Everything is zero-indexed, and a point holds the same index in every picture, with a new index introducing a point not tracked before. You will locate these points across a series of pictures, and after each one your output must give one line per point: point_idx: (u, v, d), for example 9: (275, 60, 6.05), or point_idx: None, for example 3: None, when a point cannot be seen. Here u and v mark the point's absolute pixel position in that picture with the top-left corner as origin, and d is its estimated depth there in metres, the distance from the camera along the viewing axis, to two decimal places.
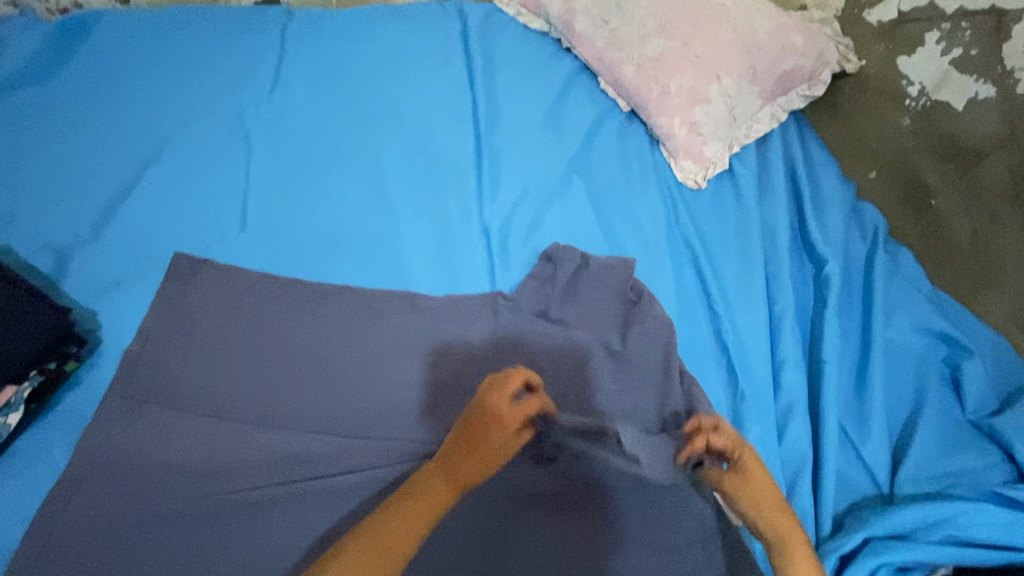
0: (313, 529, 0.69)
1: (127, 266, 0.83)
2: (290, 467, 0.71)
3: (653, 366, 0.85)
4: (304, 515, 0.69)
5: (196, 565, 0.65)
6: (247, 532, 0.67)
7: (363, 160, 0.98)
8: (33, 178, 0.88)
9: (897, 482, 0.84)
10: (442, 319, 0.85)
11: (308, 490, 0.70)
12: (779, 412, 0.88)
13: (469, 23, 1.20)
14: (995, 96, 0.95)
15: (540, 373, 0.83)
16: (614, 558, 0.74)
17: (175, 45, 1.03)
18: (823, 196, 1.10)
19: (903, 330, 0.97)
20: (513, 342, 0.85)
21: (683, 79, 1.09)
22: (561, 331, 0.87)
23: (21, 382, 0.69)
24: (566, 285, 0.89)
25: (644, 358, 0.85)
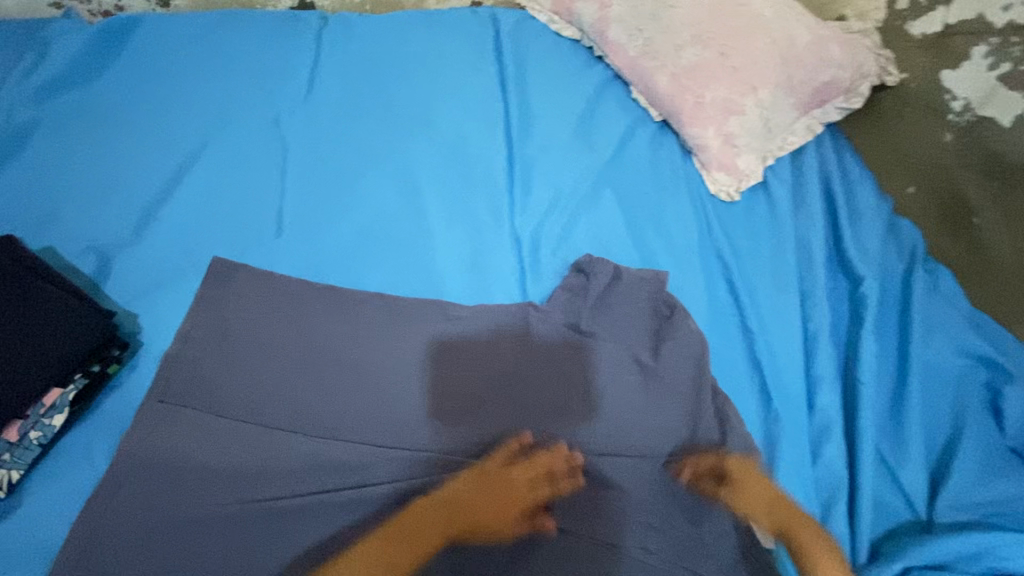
0: (346, 539, 0.69)
1: (167, 268, 0.84)
2: (326, 475, 0.72)
3: (683, 382, 0.84)
4: (337, 525, 0.69)
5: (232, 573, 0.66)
6: (281, 541, 0.68)
7: (398, 168, 0.99)
8: (77, 181, 0.89)
9: (935, 508, 0.82)
10: (472, 329, 0.85)
11: (344, 500, 0.70)
12: (812, 433, 0.87)
13: (501, 29, 1.19)
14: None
15: (572, 384, 0.82)
16: None
17: (214, 49, 1.04)
18: (859, 210, 1.08)
19: (942, 352, 0.94)
20: (546, 351, 0.84)
21: (718, 89, 1.08)
22: (590, 344, 0.85)
23: (67, 384, 0.71)
24: (599, 297, 0.89)
25: (674, 374, 0.84)
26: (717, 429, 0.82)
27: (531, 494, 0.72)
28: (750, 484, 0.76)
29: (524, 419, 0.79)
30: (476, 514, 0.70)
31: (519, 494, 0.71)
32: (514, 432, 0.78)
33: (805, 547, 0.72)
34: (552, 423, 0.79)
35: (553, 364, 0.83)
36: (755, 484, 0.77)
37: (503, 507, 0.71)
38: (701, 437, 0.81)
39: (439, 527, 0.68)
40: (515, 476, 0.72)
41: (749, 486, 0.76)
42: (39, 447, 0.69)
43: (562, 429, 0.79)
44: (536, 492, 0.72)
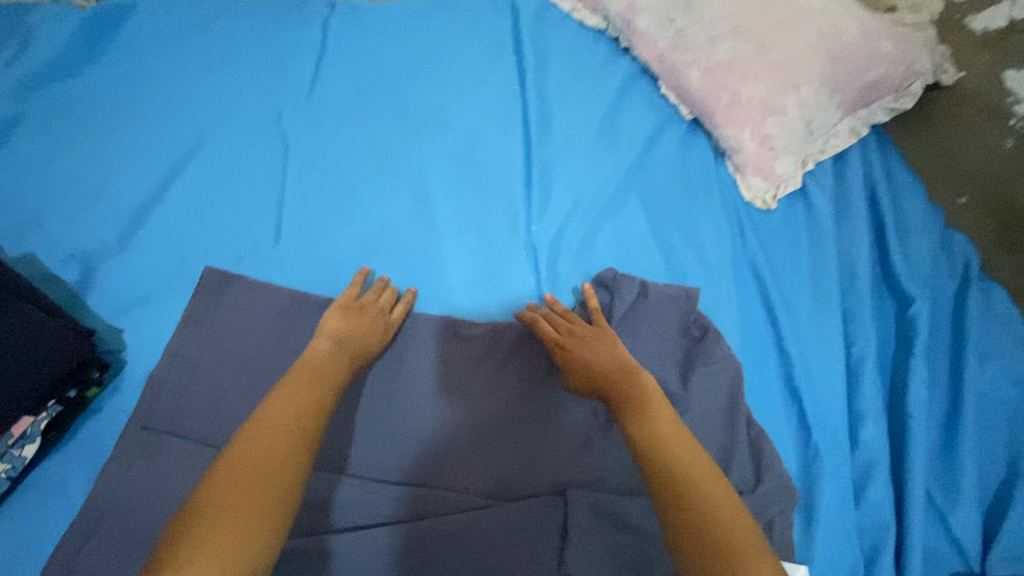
0: None
1: (155, 278, 0.78)
2: (343, 513, 0.69)
3: (710, 415, 0.77)
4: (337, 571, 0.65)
5: None
6: None
7: (407, 168, 0.91)
8: (60, 179, 0.83)
9: (991, 560, 0.74)
10: (472, 338, 0.81)
11: (363, 541, 0.66)
12: (855, 472, 0.79)
13: (521, 17, 1.11)
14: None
15: (588, 409, 0.76)
16: None
17: (211, 36, 0.97)
18: (907, 223, 0.99)
19: (995, 382, 0.86)
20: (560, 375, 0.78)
21: (756, 87, 0.99)
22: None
23: (39, 412, 0.64)
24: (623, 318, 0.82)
25: (701, 409, 0.78)
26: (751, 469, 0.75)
27: (382, 325, 0.77)
28: (588, 348, 0.74)
29: (535, 457, 0.73)
30: (356, 344, 0.74)
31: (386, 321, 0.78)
32: (524, 469, 0.73)
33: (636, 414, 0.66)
34: (566, 460, 0.73)
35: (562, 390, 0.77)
36: (601, 348, 0.74)
37: (376, 327, 0.77)
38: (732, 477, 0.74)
39: (337, 364, 0.70)
40: (365, 308, 0.77)
41: (587, 353, 0.74)
42: (8, 480, 0.63)
43: (578, 466, 0.73)
44: (387, 319, 0.78)
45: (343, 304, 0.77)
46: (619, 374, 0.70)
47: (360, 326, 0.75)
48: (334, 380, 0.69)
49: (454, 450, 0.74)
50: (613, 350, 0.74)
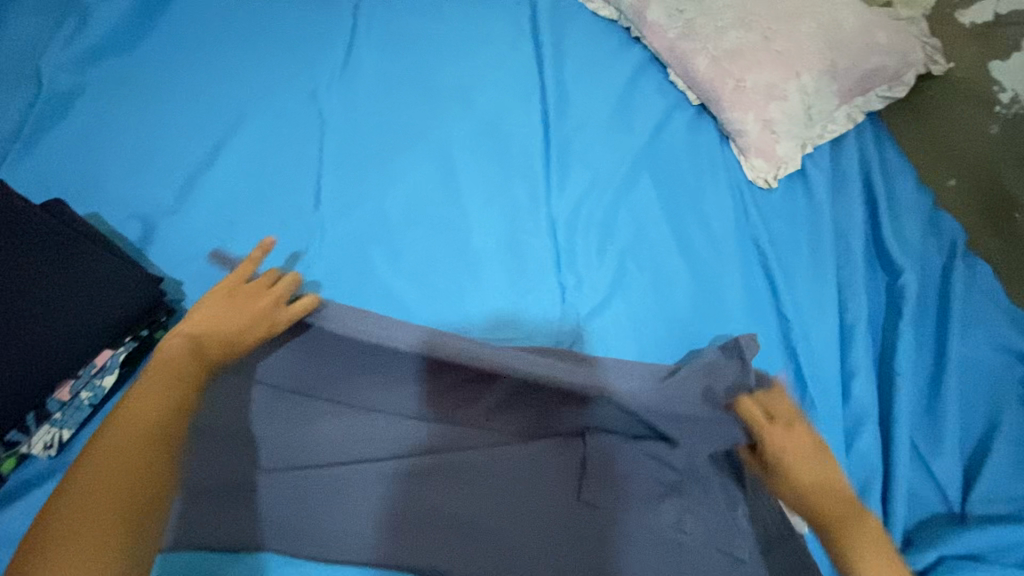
0: (347, 512, 0.71)
1: (207, 237, 0.85)
2: (331, 448, 0.75)
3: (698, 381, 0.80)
4: (341, 498, 0.71)
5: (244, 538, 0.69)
6: (288, 506, 0.71)
7: (436, 143, 0.98)
8: (117, 147, 0.89)
9: (969, 501, 0.81)
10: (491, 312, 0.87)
11: (293, 478, 0.72)
12: (848, 423, 0.86)
13: (539, 5, 1.17)
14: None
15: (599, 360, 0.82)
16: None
17: (253, 19, 1.04)
18: (899, 202, 1.06)
19: (977, 346, 0.93)
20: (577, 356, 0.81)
21: (760, 74, 1.06)
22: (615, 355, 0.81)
23: (117, 347, 0.70)
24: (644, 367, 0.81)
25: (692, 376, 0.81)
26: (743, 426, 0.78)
27: (266, 320, 0.76)
28: (795, 464, 0.70)
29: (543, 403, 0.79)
30: (228, 338, 0.73)
31: (260, 307, 0.76)
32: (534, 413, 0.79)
33: (851, 547, 0.63)
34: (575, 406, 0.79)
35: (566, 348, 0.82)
36: (805, 462, 0.70)
37: (246, 318, 0.75)
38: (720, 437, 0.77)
39: (194, 361, 0.69)
40: (244, 299, 0.76)
41: (795, 468, 0.69)
42: (90, 407, 0.69)
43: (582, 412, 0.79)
44: (255, 311, 0.76)
45: (224, 293, 0.77)
46: (833, 500, 0.67)
47: (229, 323, 0.74)
48: (190, 376, 0.68)
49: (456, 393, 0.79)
50: (831, 473, 0.69)
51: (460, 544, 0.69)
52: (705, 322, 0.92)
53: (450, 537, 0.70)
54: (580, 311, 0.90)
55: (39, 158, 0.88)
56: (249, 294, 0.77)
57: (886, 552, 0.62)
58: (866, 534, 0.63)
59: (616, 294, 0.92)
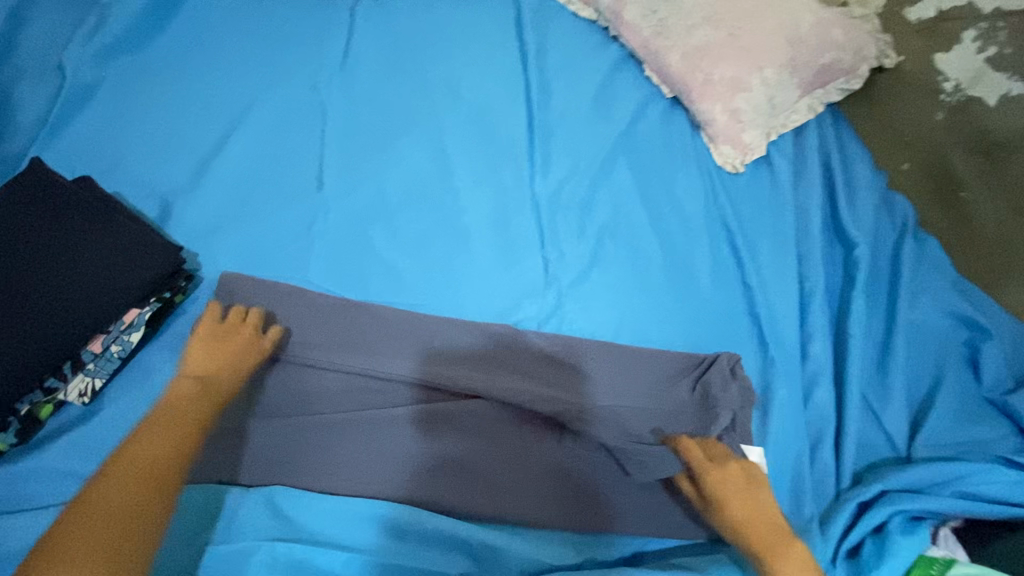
0: (338, 458, 0.77)
1: (220, 215, 0.93)
2: (338, 400, 0.81)
3: (662, 375, 0.89)
4: (335, 446, 0.78)
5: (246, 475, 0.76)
6: (284, 451, 0.77)
7: (429, 132, 1.07)
8: (135, 133, 0.98)
9: (914, 446, 0.89)
10: (481, 290, 0.94)
11: (289, 426, 0.78)
12: (805, 379, 0.95)
13: (523, 8, 1.26)
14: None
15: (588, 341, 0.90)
16: (614, 525, 0.78)
17: (258, 20, 1.12)
18: (855, 183, 1.15)
19: (925, 312, 1.01)
20: (566, 341, 0.89)
21: (726, 68, 1.15)
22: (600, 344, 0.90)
23: (143, 305, 0.80)
24: (623, 353, 0.89)
25: (660, 361, 0.90)
26: (709, 412, 0.86)
27: (252, 353, 0.80)
28: (730, 499, 0.74)
29: (530, 370, 0.86)
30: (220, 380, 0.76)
31: (245, 346, 0.80)
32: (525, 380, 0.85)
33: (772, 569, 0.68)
34: (560, 376, 0.86)
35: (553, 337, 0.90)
36: (738, 495, 0.75)
37: (228, 357, 0.78)
38: (684, 417, 0.86)
39: (200, 402, 0.73)
40: (228, 343, 0.79)
41: (729, 502, 0.74)
42: (119, 359, 0.78)
43: (569, 382, 0.86)
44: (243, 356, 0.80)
45: (209, 334, 0.80)
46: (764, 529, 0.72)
47: (222, 367, 0.77)
48: (194, 416, 0.72)
49: (450, 358, 0.85)
50: (764, 501, 0.74)
51: (460, 484, 0.77)
52: (676, 291, 1.00)
53: (452, 477, 0.78)
54: (563, 281, 0.98)
55: (66, 144, 0.96)
56: (235, 332, 0.81)
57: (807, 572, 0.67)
58: (791, 559, 0.68)
59: (596, 267, 1.00)
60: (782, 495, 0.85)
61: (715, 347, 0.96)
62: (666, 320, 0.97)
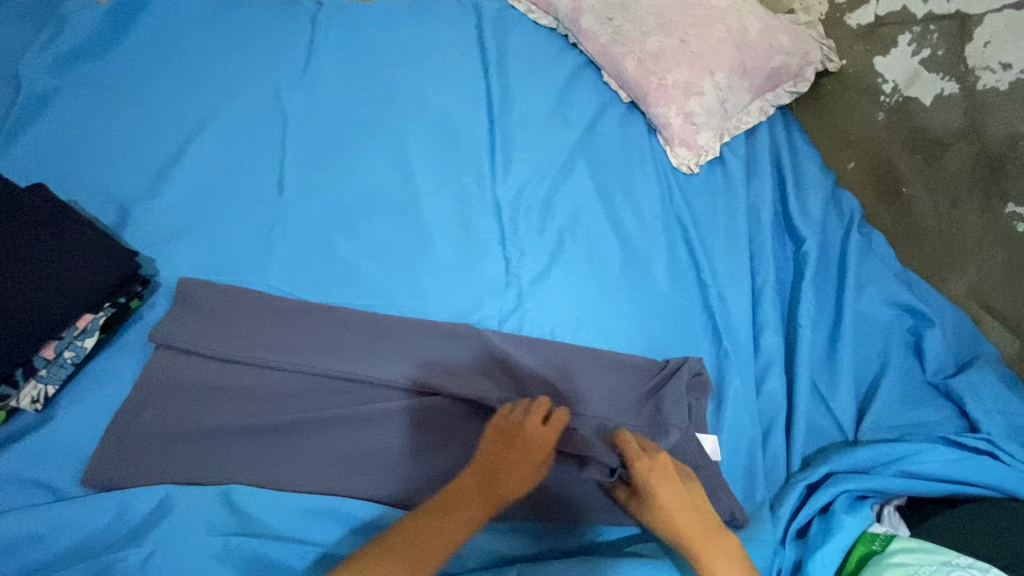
0: (304, 458, 0.76)
1: (179, 221, 0.94)
2: (303, 401, 0.79)
3: (627, 374, 0.90)
4: (301, 447, 0.77)
5: (206, 478, 0.74)
6: (249, 453, 0.75)
7: (392, 138, 1.08)
8: (90, 142, 0.98)
9: (860, 429, 0.93)
10: (446, 292, 0.96)
11: (253, 427, 0.76)
12: (758, 369, 0.98)
13: (484, 18, 1.29)
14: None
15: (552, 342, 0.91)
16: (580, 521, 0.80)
17: (219, 30, 1.13)
18: (805, 181, 1.19)
19: (872, 303, 1.05)
20: (529, 343, 0.90)
21: (679, 73, 1.17)
22: (565, 348, 0.91)
23: (98, 311, 0.80)
24: (588, 354, 0.91)
25: (624, 361, 0.91)
26: (659, 425, 0.86)
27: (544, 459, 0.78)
28: (662, 489, 0.76)
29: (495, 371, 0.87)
30: (503, 488, 0.75)
31: (547, 446, 0.77)
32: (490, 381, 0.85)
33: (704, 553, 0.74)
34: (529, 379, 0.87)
35: (518, 338, 0.90)
36: (671, 488, 0.77)
37: (531, 460, 0.77)
38: (642, 420, 0.87)
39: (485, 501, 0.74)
40: (523, 448, 0.76)
41: (663, 494, 0.76)
42: (72, 365, 0.79)
43: (538, 383, 0.87)
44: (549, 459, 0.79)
45: (499, 430, 0.78)
46: (695, 521, 0.76)
47: (508, 475, 0.75)
48: (472, 518, 0.73)
49: (415, 360, 0.84)
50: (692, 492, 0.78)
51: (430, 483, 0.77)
52: (634, 287, 1.03)
53: (421, 472, 0.78)
54: (523, 279, 1.00)
55: (20, 153, 0.96)
56: (519, 433, 0.77)
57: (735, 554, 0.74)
58: (721, 547, 0.74)
59: (556, 265, 1.02)
60: (734, 480, 0.88)
61: (671, 341, 0.99)
62: (625, 315, 1.00)
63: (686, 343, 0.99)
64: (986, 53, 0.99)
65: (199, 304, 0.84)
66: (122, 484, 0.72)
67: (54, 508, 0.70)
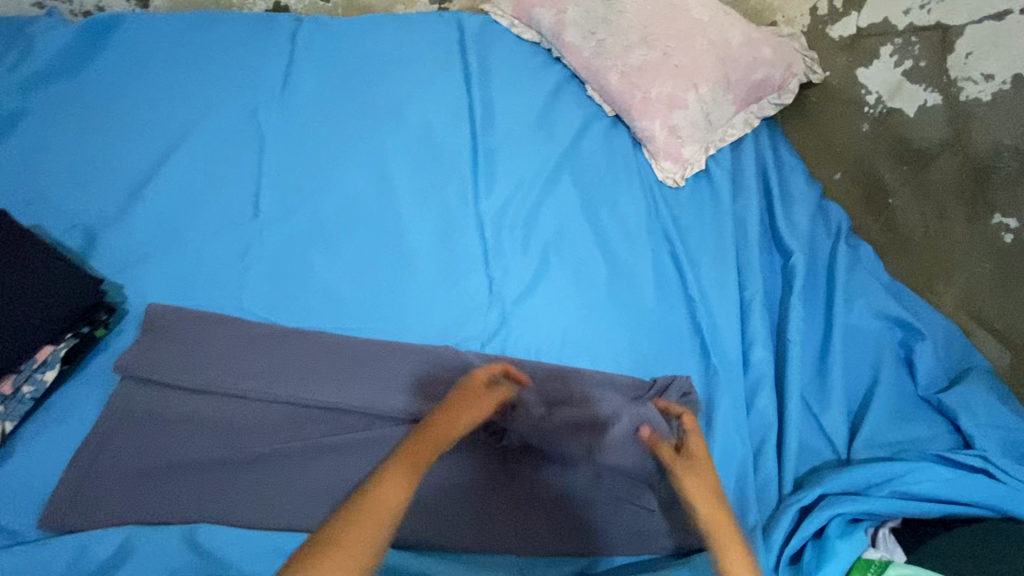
0: (276, 492, 0.73)
1: (149, 244, 0.91)
2: (274, 432, 0.77)
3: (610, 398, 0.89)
4: (272, 481, 0.73)
5: (172, 517, 0.70)
6: (217, 489, 0.72)
7: (371, 156, 1.06)
8: (57, 164, 0.95)
9: (853, 447, 0.91)
10: (428, 314, 0.93)
11: (221, 460, 0.73)
12: (748, 386, 0.96)
13: (466, 32, 1.28)
14: (1007, 88, 0.94)
15: (532, 367, 0.90)
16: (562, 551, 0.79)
17: (192, 48, 1.11)
18: (791, 192, 1.18)
19: (862, 315, 1.04)
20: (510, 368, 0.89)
21: (663, 86, 1.16)
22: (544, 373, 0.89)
23: (59, 341, 0.78)
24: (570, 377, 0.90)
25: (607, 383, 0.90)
26: None
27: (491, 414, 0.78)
28: (704, 463, 0.76)
29: None
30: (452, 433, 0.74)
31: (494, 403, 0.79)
32: None
33: (721, 547, 0.67)
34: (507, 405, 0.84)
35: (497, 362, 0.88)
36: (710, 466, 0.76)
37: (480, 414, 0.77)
38: None
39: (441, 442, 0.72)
40: (478, 402, 0.78)
41: (706, 467, 0.75)
42: (32, 401, 0.76)
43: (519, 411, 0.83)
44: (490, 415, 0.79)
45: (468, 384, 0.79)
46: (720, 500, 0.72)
47: (457, 417, 0.75)
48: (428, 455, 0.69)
49: (390, 386, 0.81)
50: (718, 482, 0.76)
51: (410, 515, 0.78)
52: (621, 303, 1.00)
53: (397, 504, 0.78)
54: (507, 298, 0.98)
55: None
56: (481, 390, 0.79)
57: (744, 542, 0.68)
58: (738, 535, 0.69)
59: (540, 282, 1.00)
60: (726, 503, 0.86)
61: (659, 359, 0.97)
62: (611, 333, 0.97)
63: (674, 360, 0.97)
64: (968, 64, 0.99)
65: (164, 333, 0.81)
66: (83, 526, 0.69)
67: (10, 551, 0.67)
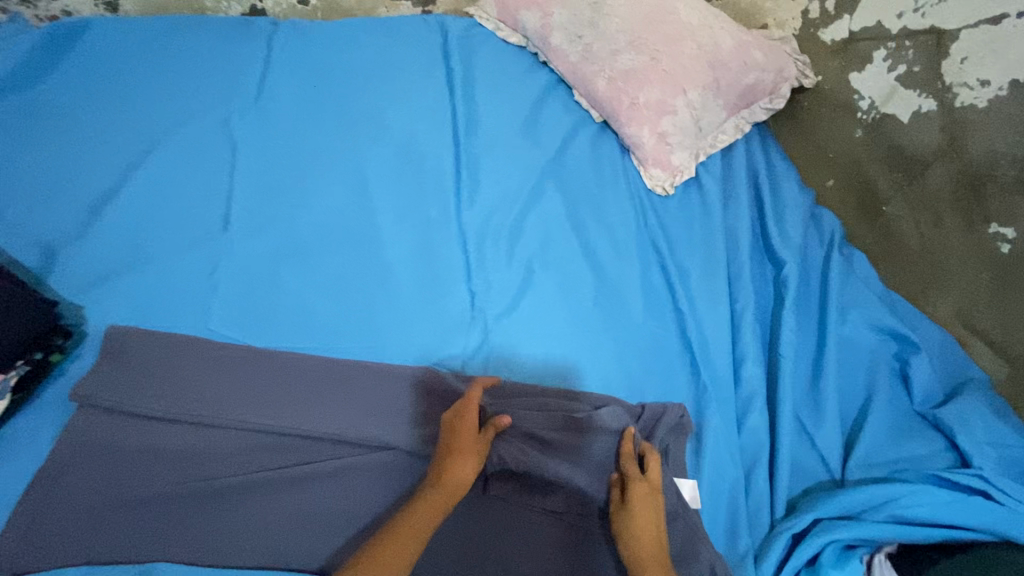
0: (239, 526, 0.70)
1: (111, 262, 0.87)
2: (238, 462, 0.73)
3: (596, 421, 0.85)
4: (236, 515, 0.70)
5: (131, 555, 0.67)
6: (178, 524, 0.69)
7: (349, 166, 1.02)
8: (16, 179, 0.91)
9: (848, 467, 0.88)
10: (407, 332, 0.90)
11: (182, 493, 0.70)
12: (739, 404, 0.93)
13: (449, 35, 1.24)
14: (1004, 95, 0.91)
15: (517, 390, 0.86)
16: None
17: (160, 54, 1.06)
18: (783, 201, 1.15)
19: (856, 329, 1.01)
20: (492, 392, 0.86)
21: (651, 91, 1.12)
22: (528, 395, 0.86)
23: (9, 370, 0.74)
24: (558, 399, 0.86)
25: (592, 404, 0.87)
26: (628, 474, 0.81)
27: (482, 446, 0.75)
28: (639, 510, 0.74)
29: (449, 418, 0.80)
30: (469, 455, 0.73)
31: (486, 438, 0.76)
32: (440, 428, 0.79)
33: None
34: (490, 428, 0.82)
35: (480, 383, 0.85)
36: (647, 510, 0.74)
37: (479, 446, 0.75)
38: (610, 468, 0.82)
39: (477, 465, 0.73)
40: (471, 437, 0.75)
41: (638, 514, 0.74)
42: None
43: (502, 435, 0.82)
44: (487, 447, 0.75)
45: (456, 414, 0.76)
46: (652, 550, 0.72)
47: (469, 445, 0.74)
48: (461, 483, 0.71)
49: (362, 410, 0.78)
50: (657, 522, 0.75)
51: None
52: (608, 319, 0.97)
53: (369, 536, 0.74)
54: (490, 314, 0.94)
55: None
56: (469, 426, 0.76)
57: None
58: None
59: (523, 298, 0.96)
60: (716, 526, 0.84)
61: (647, 376, 0.94)
62: (597, 350, 0.94)
63: (662, 378, 0.94)
64: (963, 69, 0.96)
65: (125, 358, 0.78)
66: (37, 565, 0.66)
67: None
